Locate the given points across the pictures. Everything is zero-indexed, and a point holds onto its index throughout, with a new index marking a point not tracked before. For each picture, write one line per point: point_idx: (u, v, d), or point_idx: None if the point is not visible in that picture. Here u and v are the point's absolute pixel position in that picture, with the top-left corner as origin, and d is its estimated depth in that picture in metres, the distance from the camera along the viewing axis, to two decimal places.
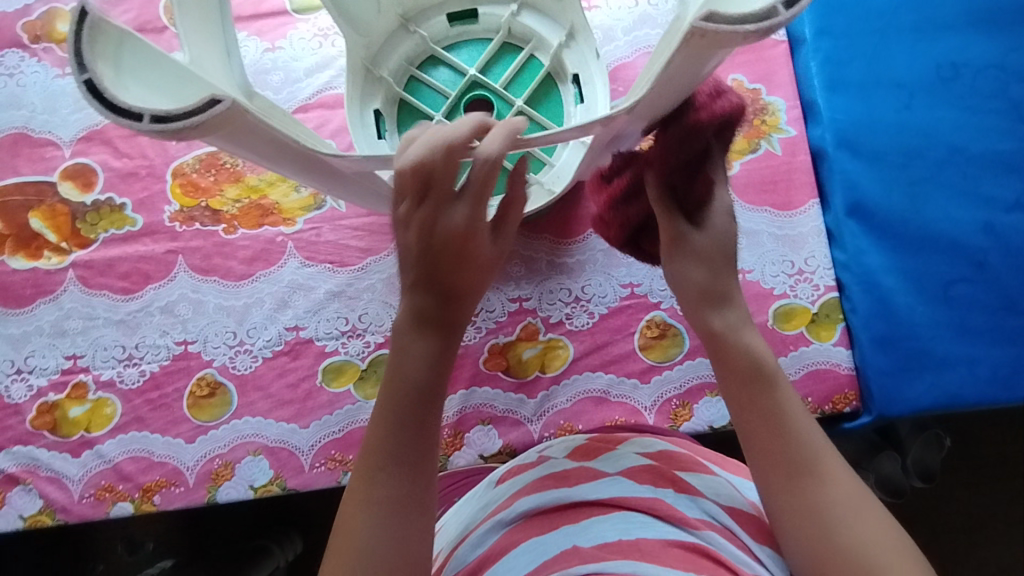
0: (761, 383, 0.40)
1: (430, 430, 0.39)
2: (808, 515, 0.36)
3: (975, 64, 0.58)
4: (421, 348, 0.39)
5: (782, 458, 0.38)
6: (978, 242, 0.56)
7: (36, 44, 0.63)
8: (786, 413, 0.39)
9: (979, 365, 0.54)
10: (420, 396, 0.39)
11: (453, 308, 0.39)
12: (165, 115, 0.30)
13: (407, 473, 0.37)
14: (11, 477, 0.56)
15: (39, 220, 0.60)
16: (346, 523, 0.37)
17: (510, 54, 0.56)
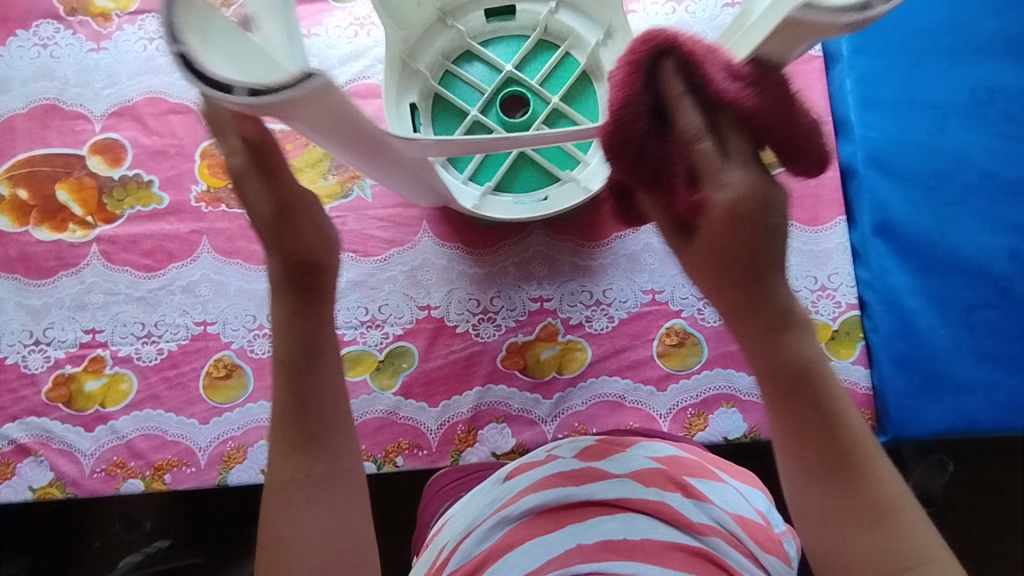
0: (792, 341, 0.33)
1: (333, 401, 0.38)
2: (848, 512, 0.31)
3: (1010, 91, 0.58)
4: (285, 322, 0.39)
5: (815, 438, 0.32)
6: (1003, 268, 0.56)
7: (72, 17, 0.63)
8: (818, 381, 0.33)
9: (997, 392, 0.54)
10: (299, 370, 0.38)
11: (312, 277, 0.40)
12: (261, 86, 0.30)
13: (315, 449, 0.37)
14: (23, 447, 0.56)
15: (65, 193, 0.60)
16: (280, 521, 0.35)
17: (545, 52, 0.57)
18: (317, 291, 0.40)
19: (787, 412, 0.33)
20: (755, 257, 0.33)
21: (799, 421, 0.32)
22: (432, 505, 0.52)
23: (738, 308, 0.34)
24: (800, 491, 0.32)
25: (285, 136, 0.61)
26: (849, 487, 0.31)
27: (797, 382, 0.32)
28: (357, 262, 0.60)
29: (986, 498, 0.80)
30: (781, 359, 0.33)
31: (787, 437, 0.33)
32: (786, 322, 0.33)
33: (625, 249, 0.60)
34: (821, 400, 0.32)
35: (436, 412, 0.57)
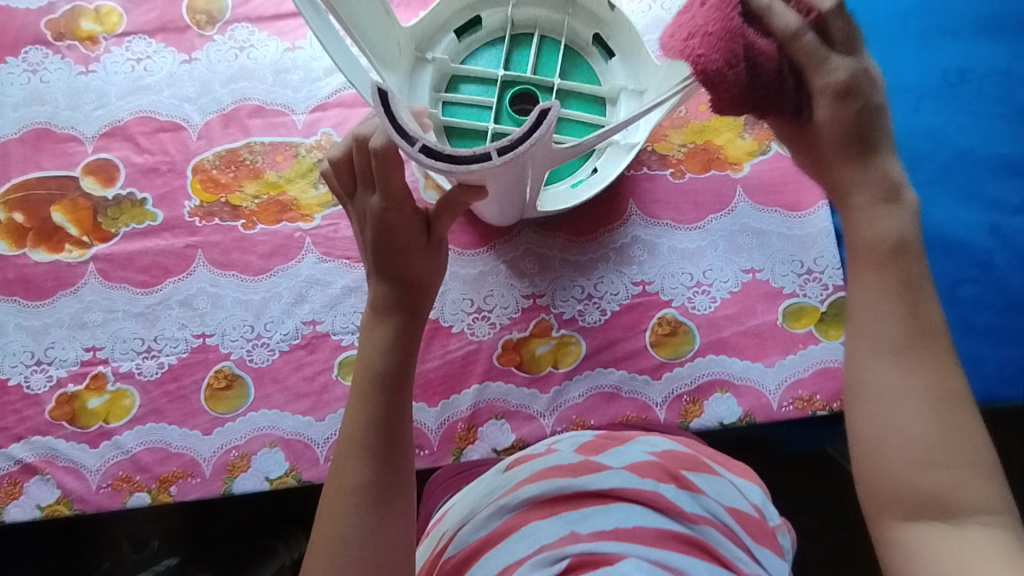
0: (901, 253, 0.37)
1: (401, 413, 0.42)
2: (919, 393, 0.36)
3: (981, 70, 0.60)
4: (381, 336, 0.43)
5: (887, 338, 0.36)
6: (984, 243, 0.57)
7: (60, 42, 0.65)
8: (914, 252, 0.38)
9: (985, 364, 0.55)
10: (384, 384, 0.42)
11: (414, 300, 0.44)
12: (510, 144, 0.35)
13: (377, 457, 0.40)
14: (29, 467, 0.56)
15: (61, 214, 0.61)
16: (328, 513, 0.39)
17: (521, 46, 0.58)
18: (413, 315, 0.44)
19: (882, 278, 0.37)
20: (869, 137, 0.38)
21: (904, 288, 0.37)
22: (433, 498, 0.54)
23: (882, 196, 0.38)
24: (866, 362, 0.37)
25: (275, 149, 0.62)
26: (922, 362, 0.36)
27: (898, 255, 0.37)
28: (351, 268, 0.60)
29: None
30: (879, 233, 0.38)
31: (863, 308, 0.38)
32: (910, 209, 0.38)
33: (615, 243, 0.61)
34: (915, 272, 0.37)
35: (436, 412, 0.58)
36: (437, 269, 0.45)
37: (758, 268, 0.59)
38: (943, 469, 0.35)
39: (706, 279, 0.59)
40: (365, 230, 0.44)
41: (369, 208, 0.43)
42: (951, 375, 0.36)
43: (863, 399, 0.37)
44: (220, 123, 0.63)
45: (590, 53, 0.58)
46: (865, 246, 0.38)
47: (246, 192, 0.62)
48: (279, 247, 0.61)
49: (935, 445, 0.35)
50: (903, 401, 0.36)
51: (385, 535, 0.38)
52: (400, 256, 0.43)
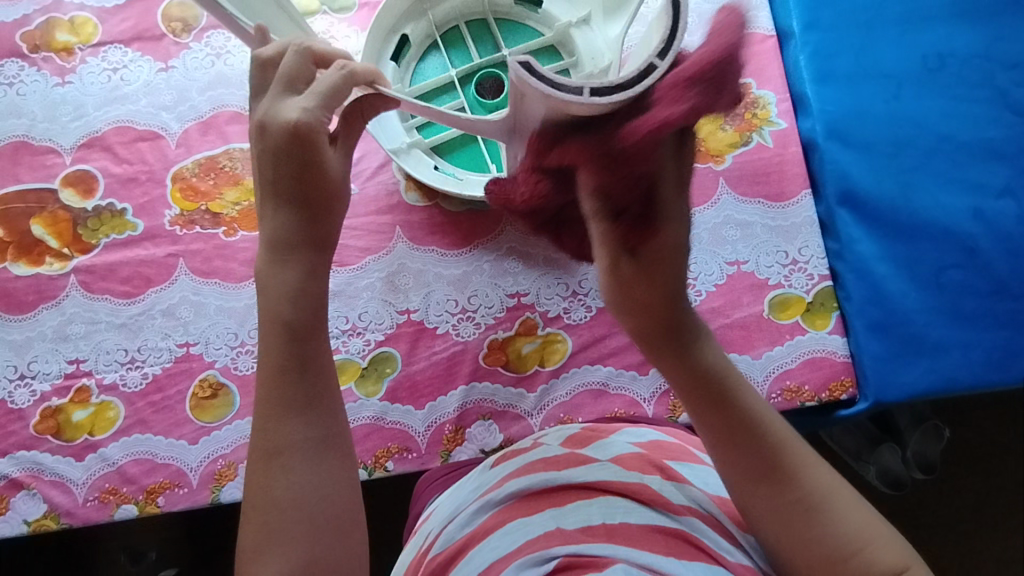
0: (718, 398, 0.40)
1: (318, 358, 0.41)
2: (790, 509, 0.38)
3: (960, 55, 0.60)
4: (282, 276, 0.41)
5: (756, 470, 0.39)
6: (969, 228, 0.57)
7: (35, 54, 0.64)
8: (732, 386, 0.41)
9: (972, 349, 0.54)
10: (293, 331, 0.40)
11: (319, 238, 0.42)
12: (603, 87, 0.32)
13: (299, 411, 0.40)
14: (15, 482, 0.56)
15: (40, 227, 0.61)
16: (259, 478, 0.39)
17: (456, 45, 0.58)
18: (324, 255, 0.42)
19: (723, 424, 0.40)
20: (676, 306, 0.40)
21: (730, 434, 0.40)
22: (422, 498, 0.53)
23: (663, 336, 0.41)
24: (741, 497, 0.40)
25: None
26: (789, 486, 0.39)
27: (717, 396, 0.40)
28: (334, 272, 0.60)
29: (984, 462, 0.81)
30: (700, 369, 0.41)
31: (723, 452, 0.40)
32: (699, 342, 0.41)
33: None
34: (742, 409, 0.40)
35: (423, 414, 0.57)
36: (338, 212, 0.43)
37: (742, 260, 0.59)
38: (847, 560, 0.38)
39: (691, 272, 0.59)
40: (264, 141, 0.41)
41: (295, 108, 0.41)
42: (815, 471, 0.39)
43: (761, 524, 0.39)
44: (198, 131, 0.63)
45: (519, 14, 0.58)
46: (691, 392, 0.41)
47: (226, 200, 0.61)
48: None
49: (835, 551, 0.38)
50: (791, 524, 0.38)
51: (326, 496, 0.39)
52: (318, 195, 0.41)
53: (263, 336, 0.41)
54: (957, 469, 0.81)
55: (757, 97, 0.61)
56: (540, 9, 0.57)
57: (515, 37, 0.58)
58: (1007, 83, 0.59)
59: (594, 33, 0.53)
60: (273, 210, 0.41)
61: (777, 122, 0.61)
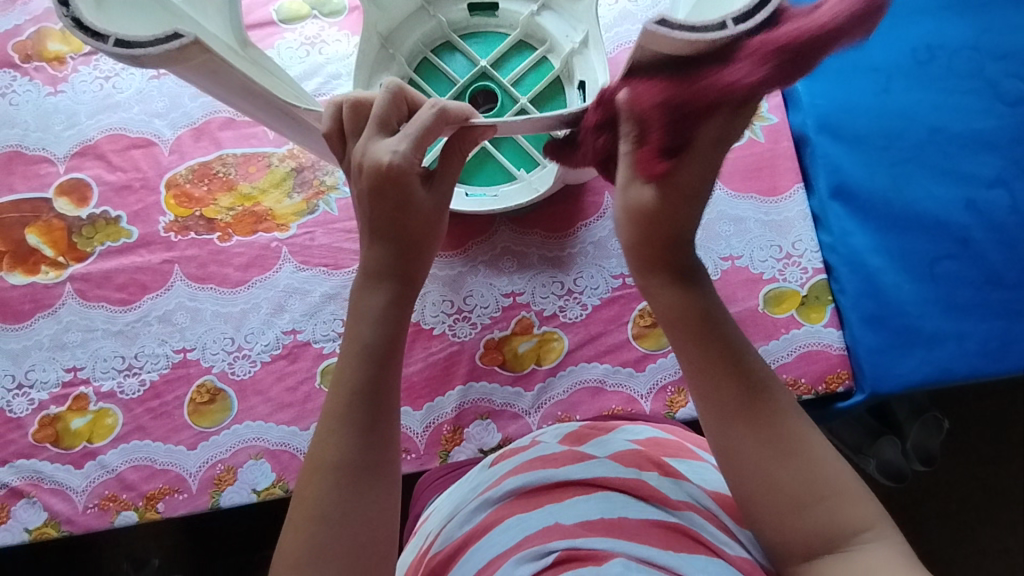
0: (704, 323, 0.41)
1: (388, 384, 0.40)
2: (758, 445, 0.38)
3: (950, 46, 0.60)
4: (374, 302, 0.41)
5: (735, 401, 0.39)
6: (961, 219, 0.57)
7: (27, 64, 0.64)
8: (721, 322, 0.42)
9: (967, 339, 0.54)
10: (373, 356, 0.40)
11: (407, 266, 0.42)
12: (745, 15, 0.34)
13: (359, 432, 0.38)
14: (14, 491, 0.56)
15: (36, 236, 0.61)
16: (305, 491, 0.37)
17: (431, 75, 0.59)
18: (409, 281, 0.42)
19: (703, 354, 0.41)
20: (673, 237, 0.43)
21: (707, 361, 0.41)
22: (422, 499, 0.53)
23: (653, 264, 0.44)
24: (713, 432, 0.40)
25: (248, 160, 0.62)
26: (758, 422, 0.38)
27: (701, 324, 0.42)
28: (329, 275, 0.60)
29: (984, 454, 0.81)
30: (688, 304, 0.42)
31: (700, 379, 0.41)
32: (692, 276, 0.44)
33: (592, 237, 0.61)
34: (724, 336, 0.41)
35: (420, 415, 0.57)
36: (427, 250, 0.43)
37: (737, 255, 0.59)
38: (807, 505, 0.36)
39: None
40: (360, 177, 0.41)
41: (388, 146, 0.40)
42: (792, 419, 0.39)
43: (732, 464, 0.39)
44: (191, 137, 0.63)
45: (480, 23, 0.60)
46: (677, 321, 0.42)
47: (220, 205, 0.61)
48: (256, 258, 0.60)
49: (798, 491, 0.37)
50: (756, 458, 0.38)
51: (362, 515, 0.36)
52: (403, 223, 0.42)
53: (341, 360, 0.40)
54: (954, 460, 0.81)
55: None
56: (498, 10, 0.59)
57: (483, 45, 0.60)
58: (997, 73, 0.59)
59: (562, 16, 0.57)
60: (376, 241, 0.42)
61: (769, 118, 0.61)
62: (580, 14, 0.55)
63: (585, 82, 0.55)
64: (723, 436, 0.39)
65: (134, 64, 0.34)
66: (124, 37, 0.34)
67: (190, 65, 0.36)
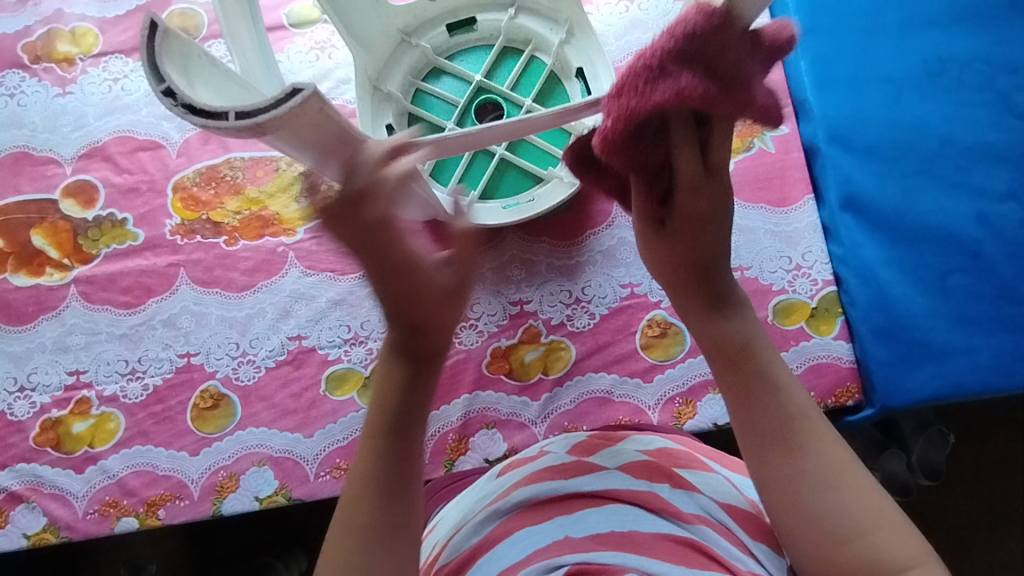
0: (744, 354, 0.40)
1: (413, 451, 0.38)
2: (791, 477, 0.36)
3: (961, 59, 0.60)
4: (393, 377, 0.40)
5: (769, 431, 0.37)
6: (972, 232, 0.56)
7: (36, 65, 0.64)
8: (760, 352, 0.40)
9: (978, 354, 0.54)
10: (388, 428, 0.39)
11: (424, 345, 0.39)
12: None
13: (387, 496, 0.37)
14: (14, 495, 0.55)
15: (41, 237, 0.61)
16: (331, 560, 0.36)
17: (429, 105, 0.58)
18: (429, 359, 0.40)
19: (736, 381, 0.40)
20: (695, 266, 0.43)
21: (743, 385, 0.39)
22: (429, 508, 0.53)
23: (690, 292, 0.43)
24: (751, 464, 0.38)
25: (255, 163, 0.62)
26: (798, 454, 0.36)
27: (741, 354, 0.40)
28: (335, 281, 0.60)
29: (991, 468, 0.80)
30: (728, 335, 0.41)
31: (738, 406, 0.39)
32: (728, 302, 0.42)
33: (601, 246, 0.60)
34: (761, 367, 0.39)
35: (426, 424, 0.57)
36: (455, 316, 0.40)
37: (746, 265, 0.59)
38: (842, 540, 0.34)
39: None
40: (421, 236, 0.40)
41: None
42: (832, 452, 0.36)
43: (765, 498, 0.37)
44: (199, 140, 0.63)
45: (462, 41, 0.59)
46: (716, 353, 0.41)
47: (227, 209, 0.61)
48: (262, 262, 0.60)
49: (834, 527, 0.34)
50: (790, 492, 0.36)
51: (395, 574, 0.35)
52: (417, 310, 0.38)
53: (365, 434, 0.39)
54: (959, 475, 0.80)
55: None
56: (475, 24, 0.59)
57: (470, 62, 0.59)
58: (1008, 86, 0.59)
59: (540, 14, 0.57)
60: (380, 310, 0.39)
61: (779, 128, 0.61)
62: (556, 4, 0.56)
63: (584, 68, 0.56)
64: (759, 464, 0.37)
65: (254, 134, 0.32)
66: (242, 109, 0.32)
67: (304, 123, 0.34)
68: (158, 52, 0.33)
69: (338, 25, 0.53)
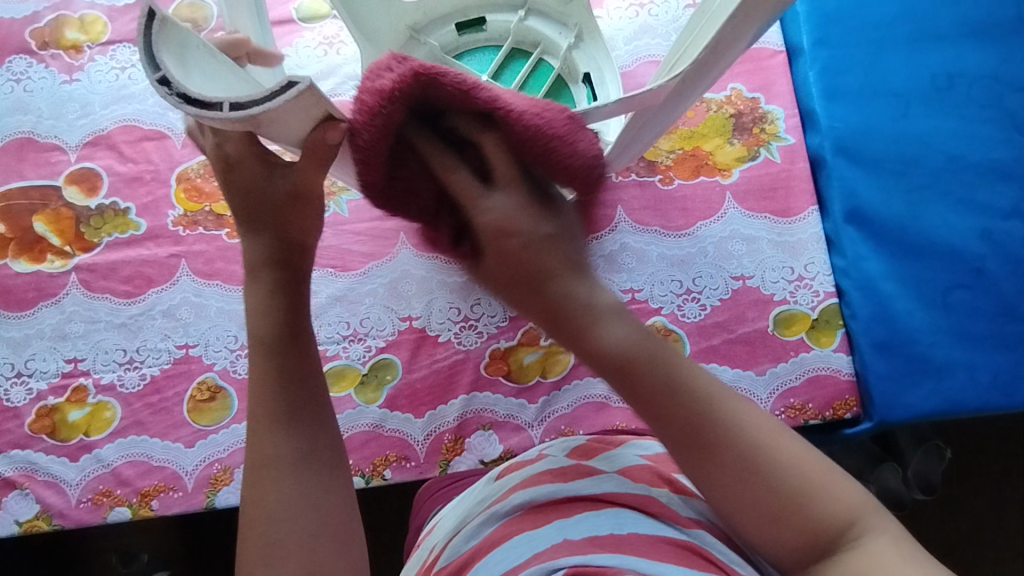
0: (636, 372, 0.35)
1: (303, 362, 0.40)
2: (733, 473, 0.34)
3: (970, 75, 0.60)
4: (256, 298, 0.40)
5: (692, 432, 0.34)
6: (976, 248, 0.56)
7: (43, 51, 0.64)
8: (651, 362, 0.35)
9: (978, 371, 0.54)
10: (276, 347, 0.39)
11: (296, 255, 0.42)
12: None
13: (291, 426, 0.38)
14: (7, 481, 0.55)
15: (43, 224, 0.60)
16: (256, 500, 0.37)
17: None
18: (292, 264, 0.42)
19: (659, 402, 0.34)
20: (532, 274, 0.35)
21: (663, 399, 0.34)
22: (423, 508, 0.52)
23: (536, 309, 0.36)
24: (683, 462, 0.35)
25: None
26: (718, 450, 0.34)
27: (631, 373, 0.35)
28: (336, 277, 0.60)
29: (986, 484, 0.80)
30: (631, 347, 0.35)
31: (657, 418, 0.35)
32: (584, 309, 0.35)
33: (604, 250, 0.60)
34: (654, 378, 0.35)
35: (422, 423, 0.57)
36: (311, 228, 0.42)
37: (748, 275, 0.58)
38: (795, 509, 0.33)
39: (696, 286, 0.59)
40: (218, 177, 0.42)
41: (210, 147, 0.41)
42: (751, 430, 0.34)
43: (714, 492, 0.35)
44: None
45: (471, 40, 0.59)
46: (621, 372, 0.35)
47: None
48: None
49: (780, 500, 0.34)
50: (741, 481, 0.34)
51: (318, 504, 0.37)
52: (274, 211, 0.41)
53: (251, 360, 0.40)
54: (954, 490, 0.80)
55: (767, 111, 0.61)
56: (485, 24, 0.59)
57: (477, 62, 0.59)
58: (1016, 103, 0.59)
59: (549, 17, 0.57)
60: (251, 232, 0.41)
61: (786, 138, 0.61)
62: (567, 8, 0.55)
63: (591, 73, 0.55)
64: (699, 475, 0.35)
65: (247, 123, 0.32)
66: (237, 100, 0.31)
67: (295, 109, 0.34)
68: (154, 40, 0.30)
69: (347, 21, 0.52)
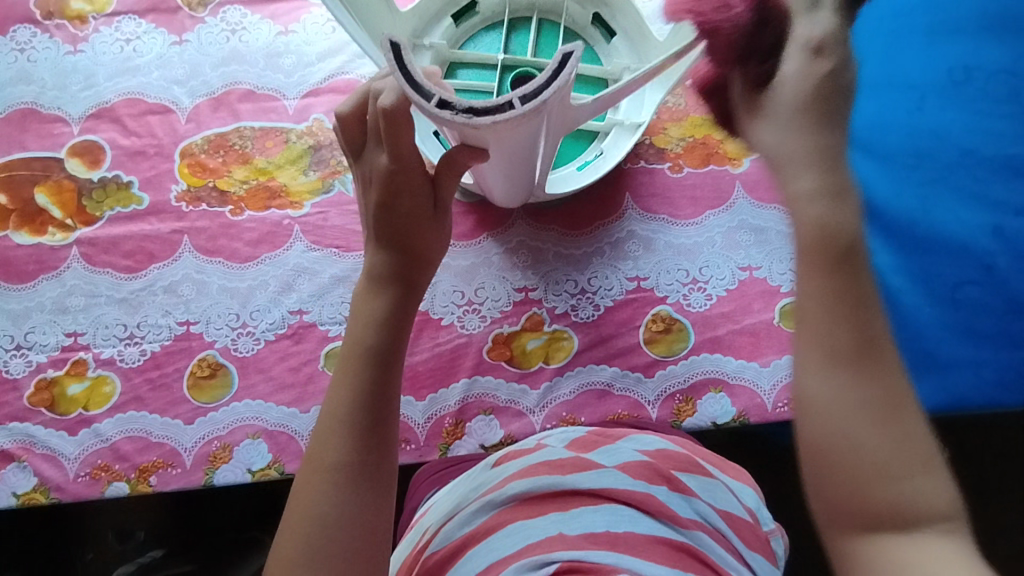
0: (836, 252, 0.34)
1: (392, 389, 0.39)
2: (863, 391, 0.32)
3: (987, 69, 0.59)
4: (376, 308, 0.40)
5: (846, 336, 0.33)
6: (986, 245, 0.56)
7: (48, 21, 0.63)
8: (858, 267, 0.35)
9: (984, 368, 0.53)
10: (376, 360, 0.39)
11: (413, 270, 0.42)
12: None
13: (361, 437, 0.37)
14: (6, 453, 0.55)
15: (44, 196, 0.60)
16: (301, 493, 0.37)
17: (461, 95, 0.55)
18: (411, 289, 0.42)
19: (826, 272, 0.34)
20: (842, 165, 0.37)
21: (835, 280, 0.34)
22: (420, 491, 0.52)
23: (824, 151, 0.38)
24: (817, 359, 0.33)
25: (265, 134, 0.61)
26: (866, 376, 0.33)
27: (835, 258, 0.34)
28: (341, 257, 0.59)
29: (983, 484, 0.80)
30: (835, 232, 0.35)
31: (812, 305, 0.34)
32: (857, 215, 0.36)
33: (610, 237, 0.60)
34: (857, 282, 0.34)
35: (423, 406, 0.56)
36: (439, 240, 0.43)
37: (755, 265, 0.58)
38: (890, 474, 0.31)
39: (702, 276, 0.58)
40: (370, 191, 0.41)
41: (375, 166, 0.41)
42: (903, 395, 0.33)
43: (816, 409, 0.33)
44: (210, 107, 0.62)
45: (469, 27, 0.58)
46: (806, 236, 0.35)
47: (235, 177, 0.60)
48: (267, 234, 0.59)
49: (883, 460, 0.32)
50: (864, 402, 0.32)
51: (364, 515, 0.36)
52: (403, 221, 0.41)
53: (344, 363, 0.39)
54: None
55: None
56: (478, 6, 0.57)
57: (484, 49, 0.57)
58: None
59: None
60: (379, 245, 0.41)
61: None
62: None
63: (601, 12, 0.58)
64: (810, 366, 0.34)
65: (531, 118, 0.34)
66: (524, 94, 0.33)
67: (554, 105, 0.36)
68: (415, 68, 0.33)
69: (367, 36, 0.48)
